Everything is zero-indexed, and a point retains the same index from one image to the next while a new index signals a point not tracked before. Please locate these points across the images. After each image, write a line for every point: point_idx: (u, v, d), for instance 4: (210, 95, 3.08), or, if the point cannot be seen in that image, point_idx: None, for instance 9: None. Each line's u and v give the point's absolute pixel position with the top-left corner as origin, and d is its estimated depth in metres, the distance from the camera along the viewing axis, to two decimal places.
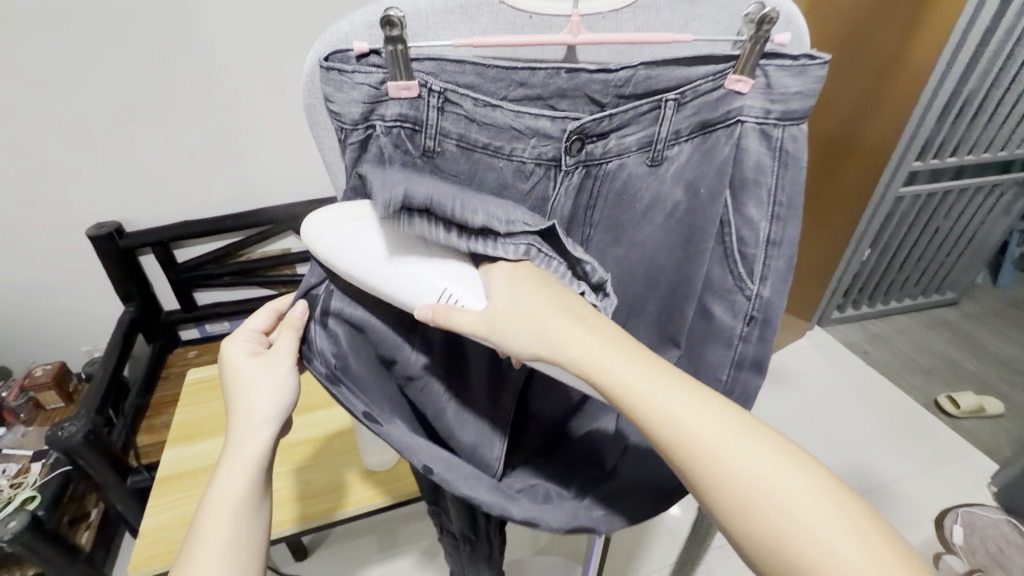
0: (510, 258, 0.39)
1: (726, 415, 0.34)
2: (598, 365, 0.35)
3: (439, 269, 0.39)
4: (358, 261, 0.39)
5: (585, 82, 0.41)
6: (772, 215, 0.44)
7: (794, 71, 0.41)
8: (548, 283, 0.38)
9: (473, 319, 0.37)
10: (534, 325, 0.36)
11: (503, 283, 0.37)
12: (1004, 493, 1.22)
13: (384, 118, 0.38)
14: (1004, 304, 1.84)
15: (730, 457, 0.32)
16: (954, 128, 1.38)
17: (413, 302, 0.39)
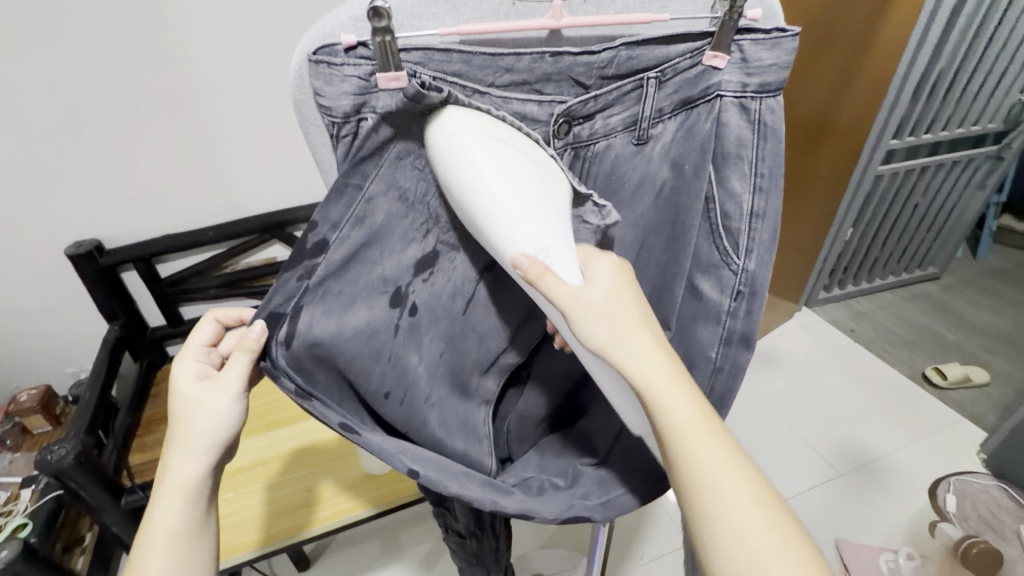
0: (618, 266, 0.41)
1: (746, 469, 0.36)
2: (663, 388, 0.36)
3: (538, 213, 0.38)
4: (467, 180, 0.37)
5: (569, 64, 0.41)
6: (753, 186, 0.44)
7: (767, 44, 0.42)
8: (639, 309, 0.39)
9: (565, 291, 0.37)
10: (614, 329, 0.37)
11: (604, 284, 0.39)
12: (995, 460, 1.25)
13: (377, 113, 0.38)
14: (984, 275, 1.88)
15: (736, 501, 0.34)
16: (928, 104, 1.40)
17: (503, 249, 0.38)
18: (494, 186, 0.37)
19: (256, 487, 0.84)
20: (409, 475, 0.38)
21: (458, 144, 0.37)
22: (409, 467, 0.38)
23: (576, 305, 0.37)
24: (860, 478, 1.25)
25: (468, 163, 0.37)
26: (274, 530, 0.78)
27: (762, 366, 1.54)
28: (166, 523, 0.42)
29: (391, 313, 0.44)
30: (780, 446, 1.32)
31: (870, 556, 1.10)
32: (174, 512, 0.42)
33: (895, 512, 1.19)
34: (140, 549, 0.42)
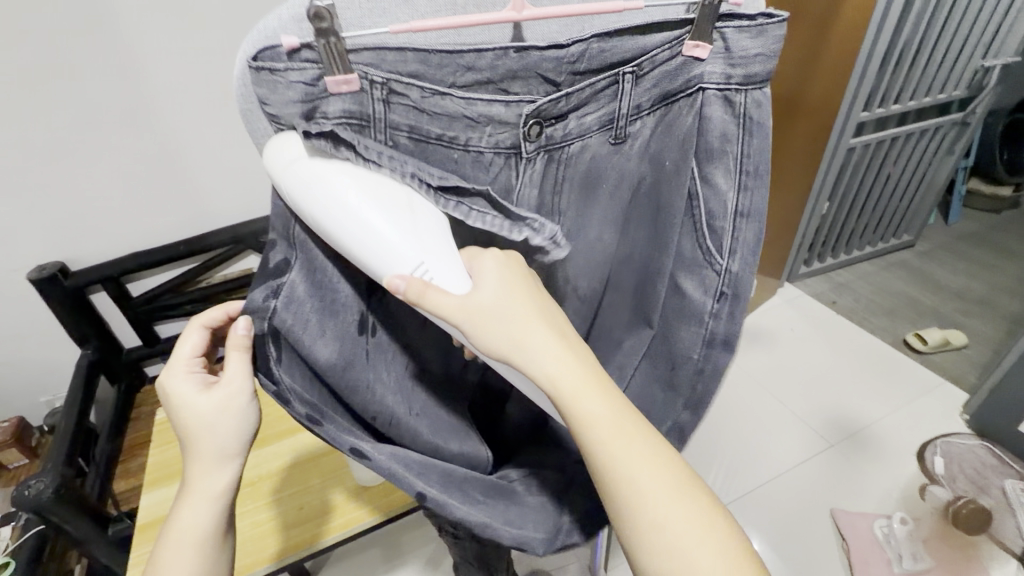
0: (506, 258, 0.40)
1: (661, 456, 0.37)
2: (574, 394, 0.36)
3: (405, 232, 0.35)
4: (323, 209, 0.34)
5: (536, 60, 0.39)
6: (738, 184, 0.43)
7: (752, 32, 0.41)
8: (537, 302, 0.39)
9: (452, 305, 0.35)
10: (517, 335, 0.37)
11: (498, 287, 0.37)
12: (977, 420, 1.28)
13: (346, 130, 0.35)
14: (956, 240, 1.92)
15: (649, 490, 0.36)
16: (894, 75, 1.42)
17: (379, 274, 0.35)
18: (354, 208, 0.34)
19: (247, 507, 0.77)
20: (418, 498, 0.40)
21: (307, 177, 0.35)
22: (417, 491, 0.40)
23: (475, 321, 0.35)
24: (849, 447, 1.27)
25: (318, 189, 0.34)
26: (270, 551, 0.72)
27: (749, 344, 1.55)
28: (189, 524, 0.43)
29: (357, 339, 0.43)
30: (771, 421, 1.34)
31: (865, 523, 1.12)
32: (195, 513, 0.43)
33: (886, 478, 1.21)
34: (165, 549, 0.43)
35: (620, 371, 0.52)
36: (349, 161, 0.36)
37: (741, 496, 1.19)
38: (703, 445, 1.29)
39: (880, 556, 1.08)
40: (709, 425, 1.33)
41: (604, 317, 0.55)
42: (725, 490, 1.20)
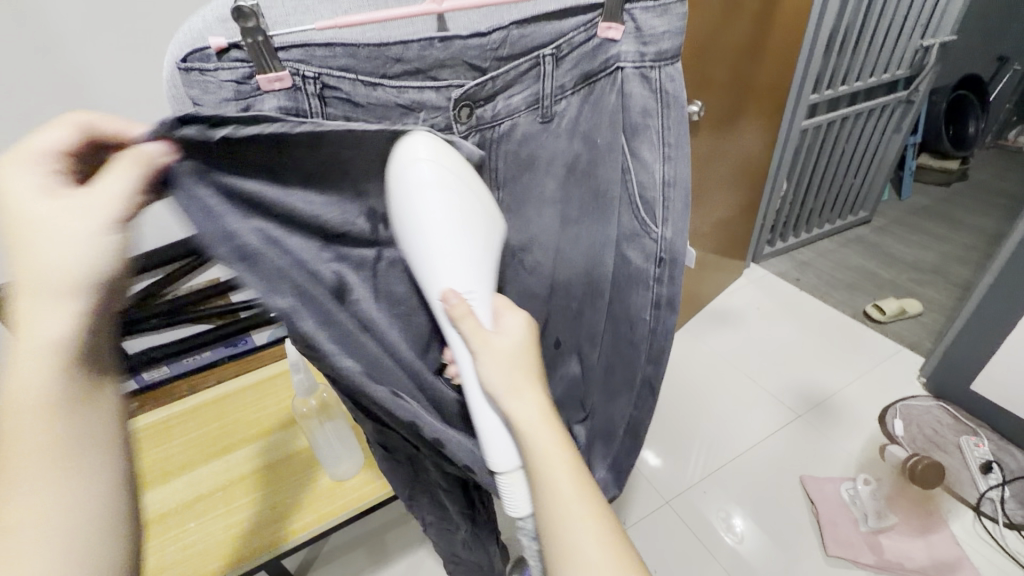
0: (527, 322, 0.44)
1: (609, 529, 0.39)
2: (545, 455, 0.39)
3: (467, 260, 0.40)
4: (418, 210, 0.37)
5: (460, 49, 0.41)
6: (663, 156, 0.46)
7: (657, 11, 0.43)
8: (536, 367, 0.43)
9: (484, 335, 0.40)
10: (515, 382, 0.41)
11: (515, 339, 0.42)
12: (934, 382, 1.35)
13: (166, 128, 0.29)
14: (909, 213, 2.01)
15: (591, 546, 0.38)
16: (840, 57, 1.48)
17: (431, 286, 0.40)
18: (433, 220, 0.38)
19: (219, 512, 0.72)
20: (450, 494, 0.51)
21: (414, 173, 0.36)
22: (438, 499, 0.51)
23: (489, 352, 0.40)
24: (815, 416, 1.32)
25: (423, 194, 0.37)
26: (243, 552, 0.68)
27: (718, 325, 1.60)
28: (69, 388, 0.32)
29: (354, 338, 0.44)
30: (742, 397, 1.39)
31: (832, 487, 1.18)
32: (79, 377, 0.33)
33: (852, 443, 1.26)
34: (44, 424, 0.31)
35: (588, 336, 0.57)
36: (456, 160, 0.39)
37: (718, 470, 1.23)
38: (682, 424, 1.33)
39: (846, 516, 1.13)
40: (686, 406, 1.37)
41: (558, 293, 0.56)
42: (703, 467, 1.24)
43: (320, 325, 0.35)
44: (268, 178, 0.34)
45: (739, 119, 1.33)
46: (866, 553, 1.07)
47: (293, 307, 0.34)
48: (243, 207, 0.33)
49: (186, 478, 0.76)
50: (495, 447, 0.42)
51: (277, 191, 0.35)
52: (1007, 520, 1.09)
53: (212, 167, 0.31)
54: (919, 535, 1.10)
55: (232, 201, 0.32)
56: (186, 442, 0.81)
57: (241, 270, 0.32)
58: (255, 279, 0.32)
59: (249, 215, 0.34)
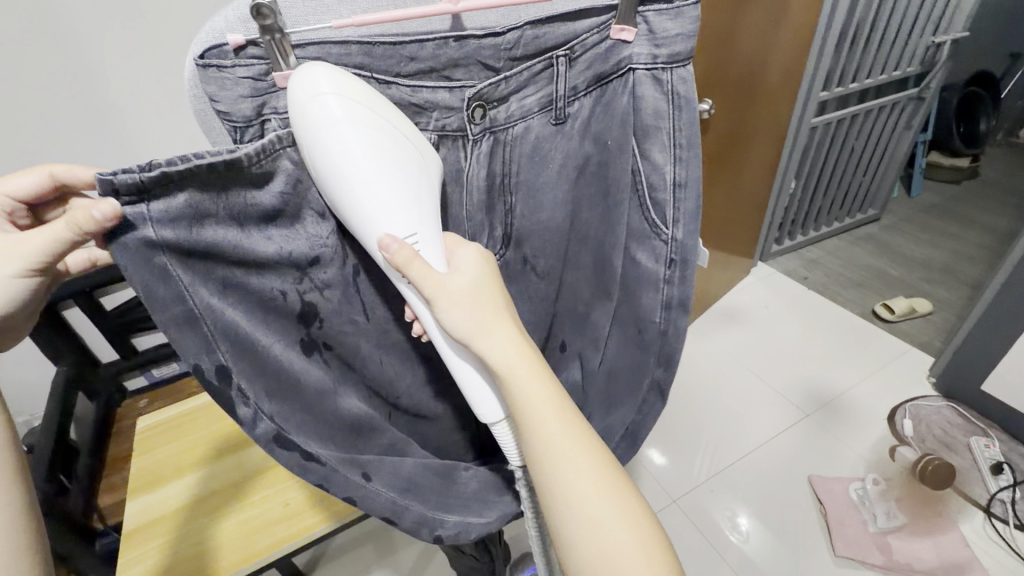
0: (482, 259, 0.43)
1: (607, 472, 0.40)
2: (533, 406, 0.40)
3: (404, 198, 0.37)
4: (332, 153, 0.35)
5: (475, 48, 0.41)
6: (675, 157, 0.47)
7: (670, 14, 0.43)
8: (502, 304, 0.42)
9: (433, 282, 0.38)
10: (482, 325, 0.40)
11: (469, 279, 0.41)
12: (943, 382, 1.34)
13: (107, 190, 0.30)
14: (919, 211, 1.99)
15: (586, 485, 0.39)
16: (850, 55, 1.47)
17: (370, 233, 0.38)
18: (354, 159, 0.35)
19: (231, 510, 0.72)
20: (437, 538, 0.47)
21: (319, 113, 0.34)
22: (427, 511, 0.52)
23: (444, 296, 0.39)
24: (824, 416, 1.32)
25: (331, 130, 0.34)
26: (254, 549, 0.67)
27: (726, 323, 1.59)
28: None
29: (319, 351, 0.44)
30: (750, 396, 1.38)
31: (841, 487, 1.17)
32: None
33: (860, 442, 1.26)
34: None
35: (593, 340, 0.57)
36: (366, 90, 0.37)
37: (725, 470, 1.23)
38: (690, 422, 1.33)
39: (855, 517, 1.12)
40: (694, 405, 1.37)
41: (566, 296, 0.56)
42: (710, 465, 1.24)
43: (248, 378, 0.39)
44: (229, 222, 0.36)
45: (748, 117, 1.32)
46: (875, 554, 1.06)
47: (221, 368, 0.38)
48: (198, 264, 0.36)
49: (196, 474, 0.75)
50: (478, 397, 0.43)
51: (233, 240, 0.37)
52: (1017, 522, 1.09)
53: (150, 225, 0.32)
54: (928, 535, 1.09)
55: (181, 257, 0.35)
56: (201, 436, 0.80)
57: (178, 332, 0.36)
58: (192, 341, 0.36)
59: (204, 268, 0.36)
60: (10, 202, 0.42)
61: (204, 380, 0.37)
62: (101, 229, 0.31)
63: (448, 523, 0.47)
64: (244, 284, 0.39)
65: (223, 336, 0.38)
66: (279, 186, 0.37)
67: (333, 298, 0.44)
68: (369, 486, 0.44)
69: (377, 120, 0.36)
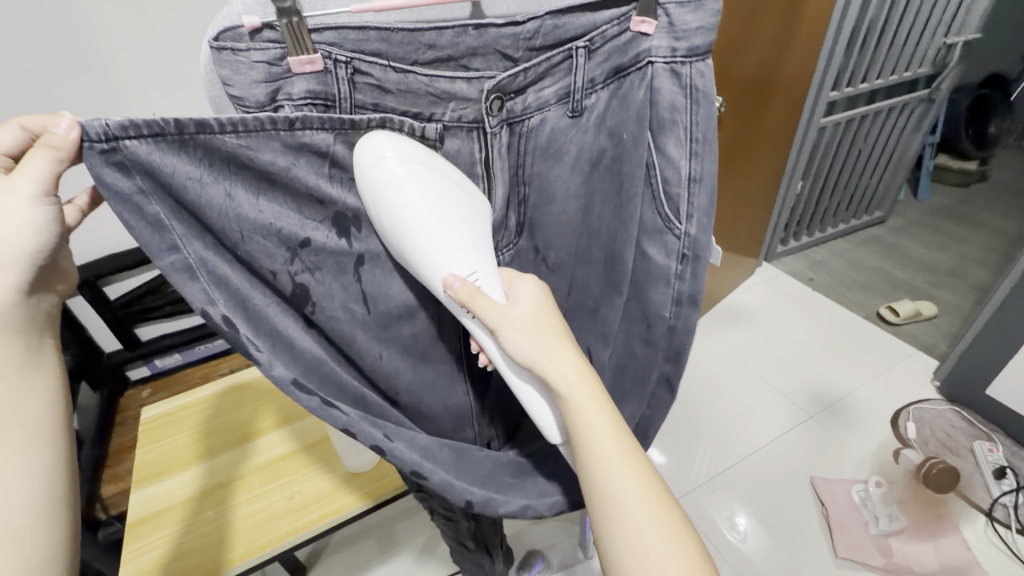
0: (539, 286, 0.45)
1: (652, 482, 0.41)
2: (586, 418, 0.40)
3: (464, 243, 0.42)
4: (400, 213, 0.39)
5: (494, 37, 0.40)
6: (690, 151, 0.46)
7: (691, 7, 0.43)
8: (560, 327, 0.44)
9: (495, 308, 0.41)
10: (542, 346, 0.42)
11: (530, 305, 0.44)
12: (947, 385, 1.34)
13: (86, 136, 0.31)
14: (925, 213, 1.98)
15: (631, 493, 0.40)
16: (861, 54, 1.46)
17: (435, 272, 0.42)
18: (419, 215, 0.40)
19: (238, 501, 0.72)
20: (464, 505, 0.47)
21: (385, 174, 0.39)
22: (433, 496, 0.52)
23: (507, 324, 0.41)
24: (826, 418, 1.31)
25: (398, 191, 0.39)
26: (264, 541, 0.67)
27: (730, 323, 1.59)
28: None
29: (312, 327, 0.44)
30: (754, 396, 1.38)
31: (843, 489, 1.17)
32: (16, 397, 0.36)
33: (864, 444, 1.25)
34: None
35: (601, 334, 0.56)
36: (421, 147, 0.41)
37: (727, 471, 1.22)
38: (692, 423, 1.33)
39: (858, 519, 1.12)
40: (696, 405, 1.36)
41: (577, 292, 0.56)
42: (712, 466, 1.24)
43: (253, 330, 0.39)
44: (222, 163, 0.36)
45: (758, 118, 1.31)
46: (876, 557, 1.06)
47: (227, 318, 0.37)
48: (183, 210, 0.36)
49: (201, 466, 0.75)
50: (542, 416, 0.44)
51: (227, 190, 0.37)
52: (1020, 527, 1.08)
53: (136, 171, 0.33)
54: (930, 539, 1.09)
55: (170, 205, 0.35)
56: (212, 427, 0.80)
57: (182, 280, 0.36)
58: (194, 289, 0.36)
59: (203, 221, 0.37)
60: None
61: (216, 327, 0.37)
62: (91, 173, 0.32)
63: (476, 490, 0.48)
64: (236, 253, 0.39)
65: (219, 290, 0.38)
66: (266, 159, 0.37)
67: (326, 279, 0.44)
68: (391, 445, 0.43)
69: (437, 174, 0.41)
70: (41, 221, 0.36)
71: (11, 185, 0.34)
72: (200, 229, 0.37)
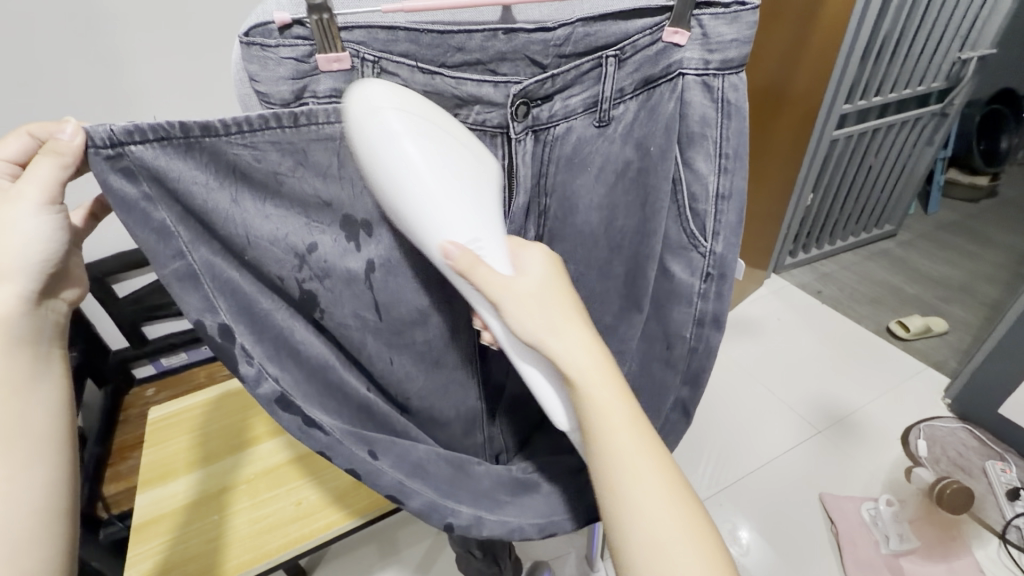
0: (549, 258, 0.42)
1: (676, 479, 0.38)
2: (601, 399, 0.37)
3: (463, 205, 0.37)
4: (391, 169, 0.35)
5: (524, 42, 0.40)
6: (719, 167, 0.46)
7: (727, 19, 0.42)
8: (571, 301, 0.40)
9: (498, 281, 0.37)
10: (550, 321, 0.38)
11: (536, 278, 0.40)
12: (959, 403, 1.32)
13: (91, 142, 0.32)
14: (935, 229, 1.97)
15: (648, 482, 0.37)
16: (875, 68, 1.45)
17: (429, 239, 0.37)
18: (416, 172, 0.35)
19: (244, 506, 0.71)
20: (447, 528, 0.45)
21: (378, 131, 0.34)
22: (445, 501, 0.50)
23: (511, 298, 0.37)
24: (834, 433, 1.30)
25: (391, 146, 0.34)
26: (270, 549, 0.67)
27: (739, 335, 1.57)
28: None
29: (317, 331, 0.43)
30: (763, 408, 1.37)
31: (853, 506, 1.15)
32: (11, 412, 0.35)
33: (874, 461, 1.24)
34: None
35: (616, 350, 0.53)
36: (418, 99, 0.37)
37: (733, 484, 1.21)
38: (697, 433, 1.31)
39: (868, 538, 1.10)
40: (703, 416, 1.35)
41: None
42: (717, 478, 1.22)
43: (251, 339, 0.39)
44: (226, 171, 0.36)
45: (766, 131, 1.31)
46: None
47: (224, 326, 0.37)
48: (187, 214, 0.36)
49: (206, 470, 0.74)
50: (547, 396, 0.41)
51: (228, 198, 0.37)
52: None
53: (141, 176, 0.33)
54: (940, 559, 1.08)
55: (175, 211, 0.35)
56: (210, 432, 0.79)
57: (181, 288, 0.36)
58: (194, 298, 0.36)
59: (205, 225, 0.37)
60: (3, 165, 0.38)
61: (208, 338, 0.37)
62: (99, 180, 0.32)
63: (460, 512, 0.45)
64: (243, 258, 0.39)
65: (222, 294, 0.38)
66: (272, 161, 0.37)
67: (336, 288, 0.42)
68: (376, 463, 0.42)
69: (436, 134, 0.36)
70: (48, 229, 0.36)
71: (15, 196, 0.34)
72: (206, 233, 0.37)
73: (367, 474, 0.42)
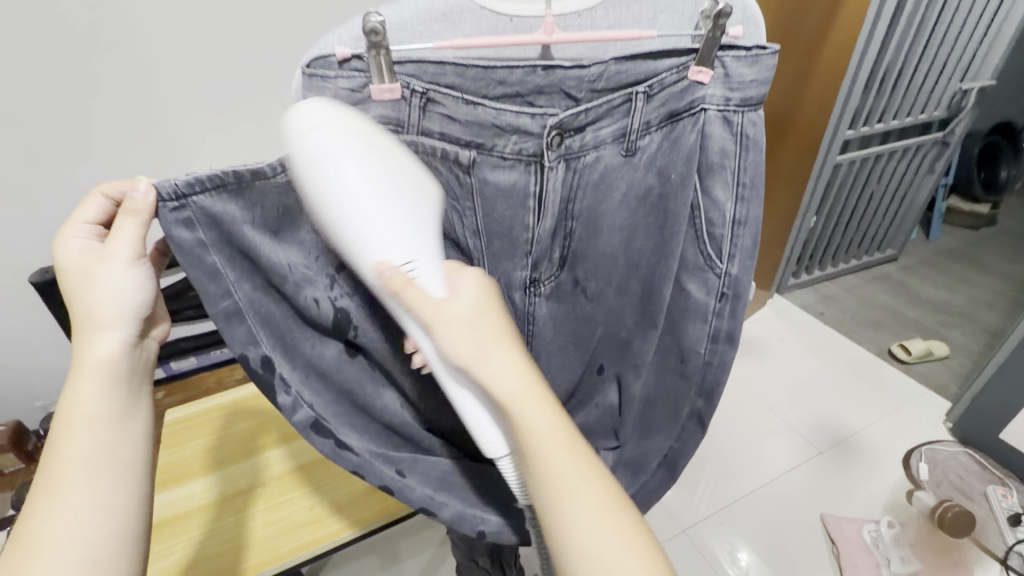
0: (484, 281, 0.39)
1: (632, 524, 0.36)
2: (543, 434, 0.36)
3: (400, 226, 0.36)
4: (321, 185, 0.35)
5: (561, 77, 0.43)
6: (736, 195, 0.48)
7: (748, 61, 0.45)
8: (506, 330, 0.37)
9: (428, 302, 0.36)
10: (477, 351, 0.36)
11: (471, 301, 0.37)
12: (959, 428, 1.33)
13: (159, 197, 0.35)
14: (935, 254, 1.99)
15: (592, 522, 0.35)
16: (878, 96, 1.49)
17: (363, 259, 0.36)
18: (350, 189, 0.35)
19: (256, 510, 0.72)
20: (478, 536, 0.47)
21: (313, 149, 0.34)
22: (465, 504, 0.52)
23: (441, 321, 0.36)
24: (835, 454, 1.31)
25: (325, 161, 0.34)
26: (281, 552, 0.68)
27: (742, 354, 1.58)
28: (84, 454, 0.37)
29: (349, 351, 0.45)
30: (764, 427, 1.38)
31: (854, 528, 1.15)
32: (102, 445, 0.37)
33: (874, 483, 1.25)
34: (48, 483, 0.36)
35: (633, 365, 0.56)
36: (358, 118, 0.37)
37: (734, 502, 1.22)
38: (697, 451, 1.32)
39: (869, 559, 1.11)
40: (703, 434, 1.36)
41: (612, 323, 0.56)
42: (718, 497, 1.23)
43: (291, 368, 0.41)
44: (271, 209, 0.38)
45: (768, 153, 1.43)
46: None
47: (266, 358, 0.40)
48: (236, 253, 0.38)
49: (221, 474, 0.76)
50: (481, 430, 0.39)
51: (264, 235, 0.39)
52: None
53: (198, 222, 0.36)
54: None
55: (226, 252, 0.37)
56: (227, 436, 0.81)
57: (227, 323, 0.38)
58: (240, 331, 0.38)
59: (252, 263, 0.39)
60: (85, 226, 0.39)
61: (249, 368, 0.39)
62: (163, 231, 0.35)
63: (490, 521, 0.48)
64: (284, 289, 0.40)
65: (265, 329, 0.40)
66: None
67: (366, 308, 0.45)
68: (405, 479, 0.44)
69: (379, 151, 0.36)
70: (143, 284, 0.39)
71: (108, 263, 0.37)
72: (251, 269, 0.39)
73: (401, 488, 0.44)
